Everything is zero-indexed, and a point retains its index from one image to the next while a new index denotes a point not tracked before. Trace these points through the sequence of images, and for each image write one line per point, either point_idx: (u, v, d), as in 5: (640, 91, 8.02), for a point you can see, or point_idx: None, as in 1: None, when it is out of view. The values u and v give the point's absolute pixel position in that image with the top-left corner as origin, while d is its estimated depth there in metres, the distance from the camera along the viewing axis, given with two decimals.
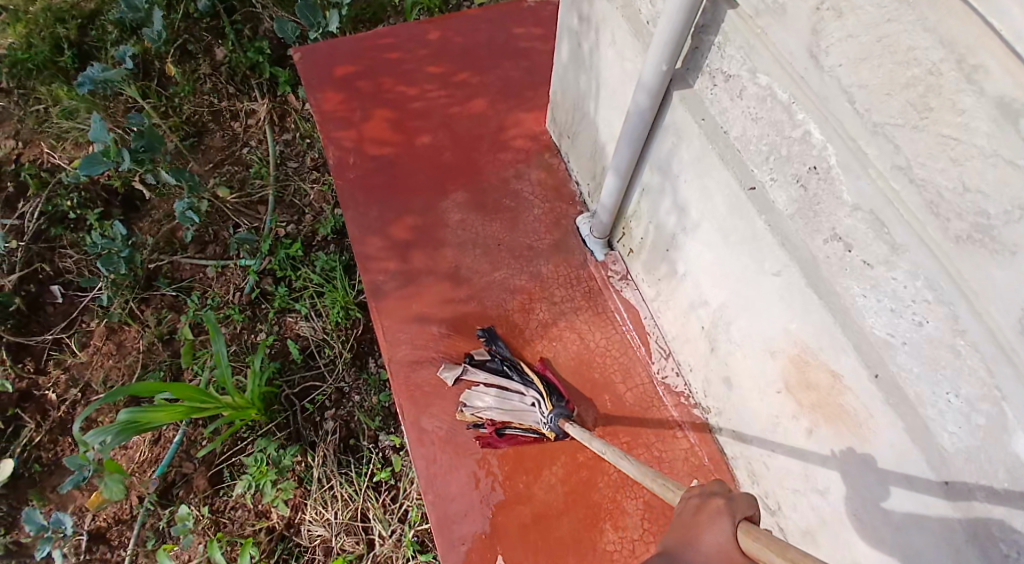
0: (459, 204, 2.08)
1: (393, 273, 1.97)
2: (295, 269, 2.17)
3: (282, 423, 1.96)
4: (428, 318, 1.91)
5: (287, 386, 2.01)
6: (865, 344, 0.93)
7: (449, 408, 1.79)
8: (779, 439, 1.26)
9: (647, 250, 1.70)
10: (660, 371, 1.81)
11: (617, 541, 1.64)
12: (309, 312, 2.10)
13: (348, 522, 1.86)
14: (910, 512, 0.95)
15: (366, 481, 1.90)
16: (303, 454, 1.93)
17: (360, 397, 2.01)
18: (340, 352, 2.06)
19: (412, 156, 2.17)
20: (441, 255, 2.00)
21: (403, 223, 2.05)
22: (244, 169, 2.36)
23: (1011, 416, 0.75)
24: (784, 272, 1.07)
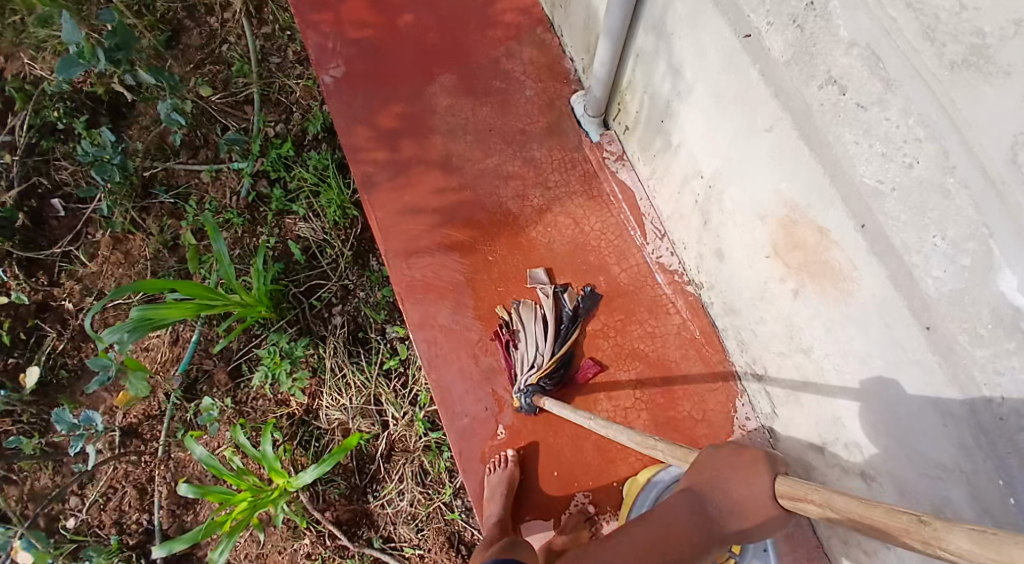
0: (447, 89, 1.94)
1: (383, 164, 1.88)
2: (288, 169, 2.05)
3: (292, 319, 1.94)
4: (420, 209, 1.85)
5: (295, 285, 1.96)
6: (853, 195, 0.88)
7: (448, 296, 1.77)
8: (767, 300, 1.27)
9: (643, 124, 1.59)
10: (655, 251, 1.76)
11: (610, 409, 1.67)
12: (307, 213, 2.01)
13: (362, 406, 1.90)
14: (890, 362, 0.94)
15: (377, 369, 1.92)
16: (314, 347, 1.93)
17: (365, 293, 1.97)
18: (341, 251, 1.99)
19: (396, 38, 2.00)
20: (431, 143, 1.90)
21: (391, 111, 1.93)
22: (225, 68, 2.15)
23: (998, 252, 0.72)
24: (775, 127, 1.00)
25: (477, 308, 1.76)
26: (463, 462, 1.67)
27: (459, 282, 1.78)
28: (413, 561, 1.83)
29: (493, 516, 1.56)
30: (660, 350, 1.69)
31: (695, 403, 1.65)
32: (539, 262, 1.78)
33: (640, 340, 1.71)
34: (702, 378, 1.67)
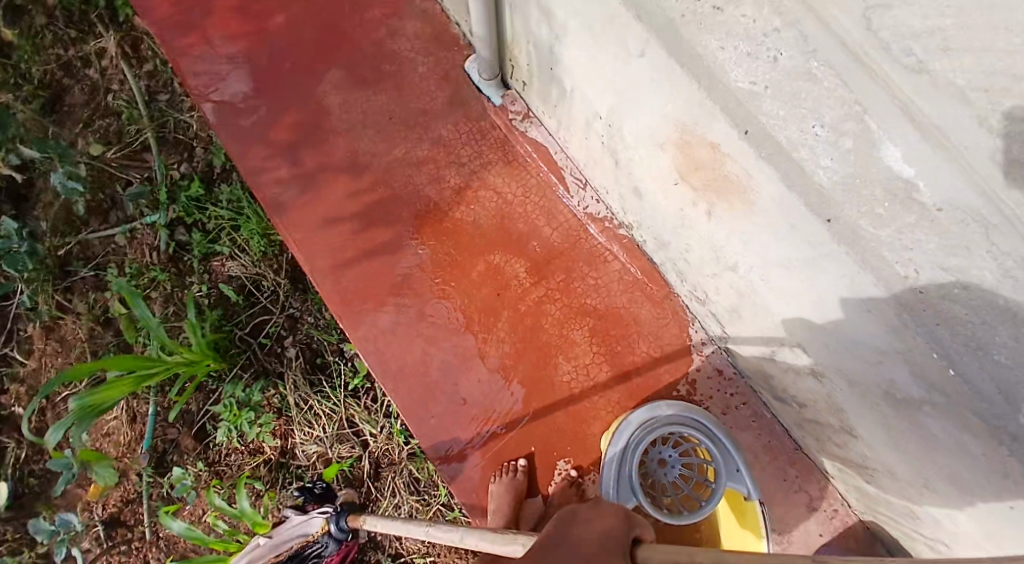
0: (335, 85, 1.75)
1: (286, 181, 1.73)
2: (203, 211, 1.88)
3: (245, 364, 1.83)
4: (336, 217, 1.72)
5: (239, 328, 1.84)
6: (732, 103, 0.83)
7: (388, 301, 1.68)
8: (689, 226, 1.23)
9: (537, 77, 1.45)
10: (581, 204, 1.64)
11: (572, 369, 1.62)
12: (232, 250, 1.85)
13: (337, 432, 1.81)
14: (806, 260, 0.91)
15: (343, 391, 1.81)
16: (273, 387, 1.82)
17: (314, 317, 1.84)
18: (276, 280, 1.84)
19: (269, 44, 1.78)
20: (331, 144, 1.74)
21: (283, 122, 1.76)
22: (115, 118, 1.94)
23: (876, 128, 0.70)
24: (647, 52, 0.94)
25: (419, 302, 1.67)
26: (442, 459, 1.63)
27: (397, 280, 1.68)
28: None
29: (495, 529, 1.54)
30: (606, 301, 1.62)
31: (650, 342, 1.61)
32: (468, 244, 1.67)
33: (587, 297, 1.63)
34: (653, 316, 1.61)
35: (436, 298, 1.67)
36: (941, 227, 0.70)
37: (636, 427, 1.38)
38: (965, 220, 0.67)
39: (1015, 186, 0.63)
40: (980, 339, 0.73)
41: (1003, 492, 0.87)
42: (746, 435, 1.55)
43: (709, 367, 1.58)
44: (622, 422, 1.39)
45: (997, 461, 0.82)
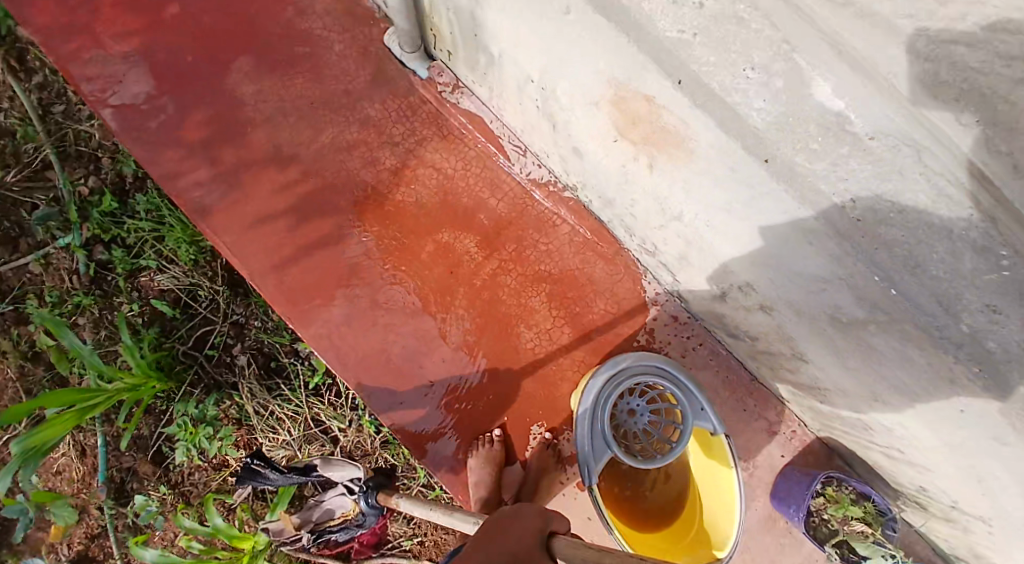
0: (247, 74, 1.67)
1: (207, 183, 1.63)
2: (120, 224, 1.79)
3: (194, 380, 1.77)
4: (268, 214, 1.63)
5: (181, 342, 1.77)
6: (663, 54, 0.84)
7: (337, 293, 1.61)
8: (631, 181, 1.25)
9: (462, 45, 1.43)
10: (522, 170, 1.64)
11: (535, 336, 1.63)
12: (160, 262, 1.77)
13: (303, 433, 1.78)
14: (745, 200, 0.94)
15: (303, 391, 1.76)
16: (228, 399, 1.77)
17: (261, 320, 1.77)
18: (214, 288, 1.77)
19: (168, 38, 1.68)
20: (252, 138, 1.65)
21: (195, 120, 1.65)
22: (10, 138, 1.82)
23: (803, 63, 0.72)
24: (572, 9, 0.92)
25: (370, 289, 1.62)
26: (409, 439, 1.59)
27: (343, 272, 1.62)
28: (415, 550, 1.82)
29: (482, 500, 1.55)
30: (560, 264, 1.63)
31: (607, 299, 1.62)
32: (413, 225, 1.63)
33: (541, 264, 1.63)
34: (606, 274, 1.63)
35: (388, 284, 1.62)
36: (876, 157, 0.73)
37: (603, 385, 1.39)
38: (899, 145, 0.72)
39: (942, 107, 0.71)
40: (916, 258, 0.77)
41: (949, 395, 0.93)
42: (705, 373, 1.62)
43: (664, 314, 1.62)
44: (589, 381, 1.40)
45: (943, 369, 0.88)
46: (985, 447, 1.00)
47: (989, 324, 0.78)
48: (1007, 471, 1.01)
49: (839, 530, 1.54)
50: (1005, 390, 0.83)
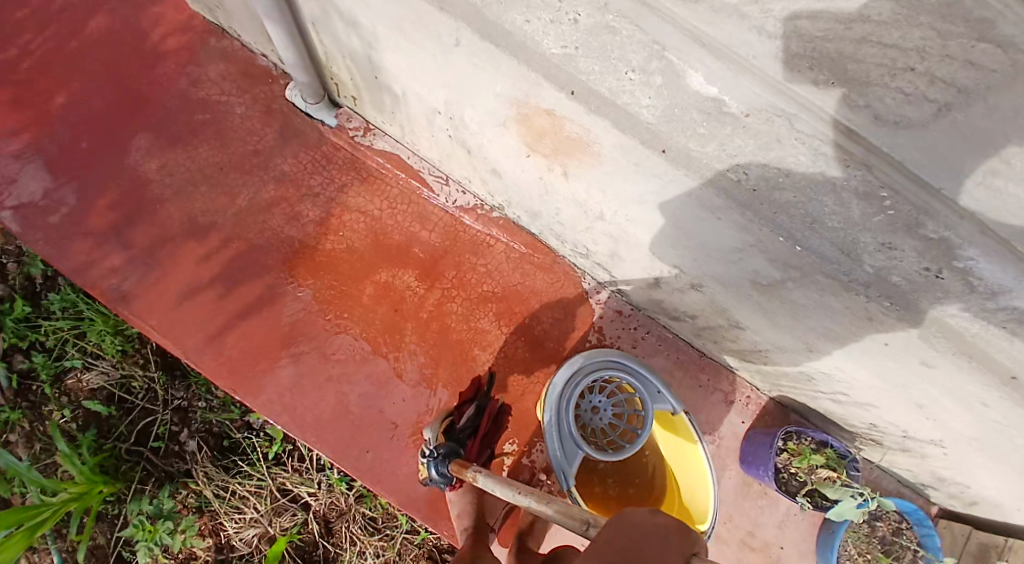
0: (148, 150, 1.67)
1: (124, 267, 1.60)
2: (37, 329, 1.73)
3: (144, 476, 1.70)
4: (194, 287, 1.60)
5: (122, 441, 1.71)
6: (551, 69, 0.91)
7: (281, 355, 1.58)
8: (550, 190, 1.31)
9: (365, 89, 1.48)
10: (448, 199, 1.67)
11: (490, 357, 1.63)
12: (85, 360, 1.72)
13: (272, 506, 1.74)
14: (649, 189, 1.01)
15: (264, 463, 1.74)
16: (185, 487, 1.71)
17: (205, 401, 1.74)
18: (149, 376, 1.73)
19: (60, 128, 1.66)
20: (164, 213, 1.64)
21: (101, 205, 1.63)
22: None
23: (676, 60, 0.77)
24: (461, 40, 0.99)
25: (314, 344, 1.59)
26: (387, 487, 1.56)
27: (285, 334, 1.59)
28: None
29: (467, 529, 1.48)
30: (502, 282, 1.66)
31: (553, 306, 1.66)
32: (349, 271, 1.63)
33: (483, 284, 1.65)
34: (546, 284, 1.66)
35: (334, 335, 1.60)
36: (755, 131, 0.77)
37: (564, 385, 1.42)
38: (773, 118, 0.75)
39: (800, 78, 0.73)
40: (812, 213, 0.83)
41: (870, 332, 1.01)
42: (658, 359, 1.68)
43: (609, 311, 1.67)
44: (549, 389, 1.42)
45: (860, 309, 0.96)
46: (915, 373, 1.08)
47: (889, 261, 0.84)
48: (938, 388, 1.11)
49: (807, 480, 1.63)
50: (917, 317, 0.91)
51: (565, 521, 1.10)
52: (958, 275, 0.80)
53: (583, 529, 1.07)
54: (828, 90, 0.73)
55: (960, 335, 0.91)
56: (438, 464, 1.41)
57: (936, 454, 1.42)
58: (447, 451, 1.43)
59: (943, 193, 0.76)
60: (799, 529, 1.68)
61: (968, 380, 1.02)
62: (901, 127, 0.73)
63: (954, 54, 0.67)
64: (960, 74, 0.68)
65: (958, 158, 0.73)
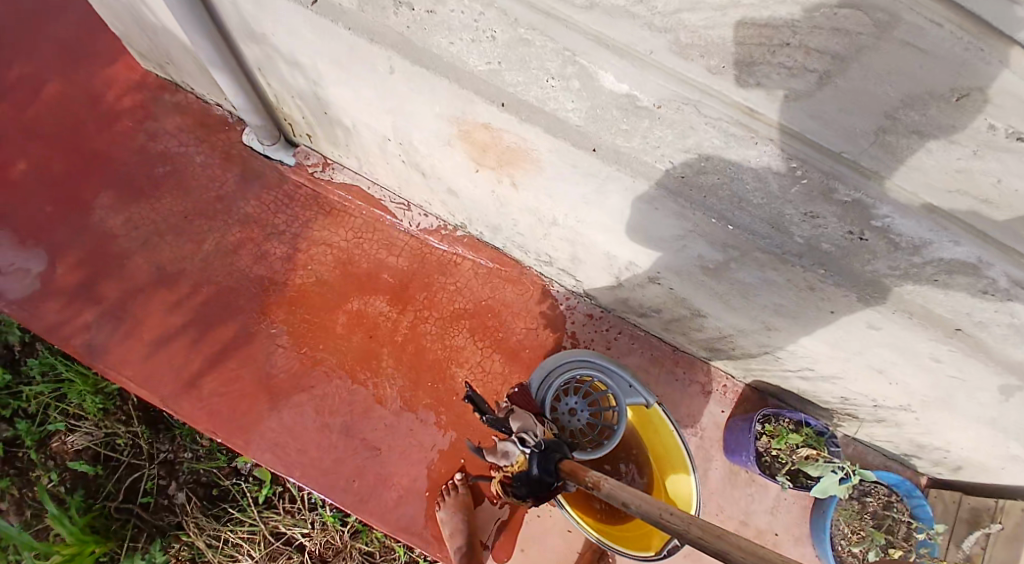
0: (111, 207, 1.70)
1: (97, 322, 1.62)
2: (17, 395, 1.74)
3: (135, 533, 1.69)
4: (167, 335, 1.62)
5: (111, 499, 1.70)
6: (481, 85, 0.96)
7: (257, 393, 1.59)
8: (504, 203, 1.34)
9: (316, 125, 1.53)
10: (411, 223, 1.71)
11: (469, 374, 1.63)
12: (69, 422, 1.73)
13: (266, 551, 1.71)
14: (589, 188, 1.06)
15: (254, 507, 1.73)
16: (177, 540, 1.71)
17: (191, 451, 1.75)
18: (132, 431, 1.74)
19: (23, 195, 1.69)
20: (132, 266, 1.66)
21: (68, 264, 1.65)
22: None
23: (587, 62, 0.81)
24: (395, 67, 1.04)
25: (289, 379, 1.60)
26: (377, 516, 1.55)
27: (261, 374, 1.61)
28: None
29: (460, 549, 1.48)
30: (473, 298, 1.67)
31: (526, 317, 1.66)
32: (320, 303, 1.65)
33: (454, 302, 1.66)
34: (517, 295, 1.68)
35: (308, 367, 1.61)
36: (670, 121, 0.82)
37: (537, 390, 1.46)
38: (682, 106, 0.79)
39: (693, 64, 0.75)
40: (737, 192, 0.88)
41: (815, 301, 1.05)
42: (632, 358, 1.68)
43: (579, 315, 1.68)
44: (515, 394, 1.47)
45: (801, 280, 1.00)
46: (866, 337, 1.12)
47: (816, 229, 0.88)
48: (893, 351, 1.13)
49: (790, 462, 1.64)
50: (854, 280, 0.94)
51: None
52: (879, 235, 0.83)
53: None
54: (722, 74, 0.75)
55: (897, 294, 0.95)
56: (541, 457, 1.25)
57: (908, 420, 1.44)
58: (552, 444, 1.28)
59: (842, 156, 0.77)
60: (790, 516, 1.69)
61: (917, 338, 1.05)
62: (791, 98, 0.73)
63: (821, 24, 0.65)
64: (832, 42, 0.66)
65: (848, 123, 0.72)
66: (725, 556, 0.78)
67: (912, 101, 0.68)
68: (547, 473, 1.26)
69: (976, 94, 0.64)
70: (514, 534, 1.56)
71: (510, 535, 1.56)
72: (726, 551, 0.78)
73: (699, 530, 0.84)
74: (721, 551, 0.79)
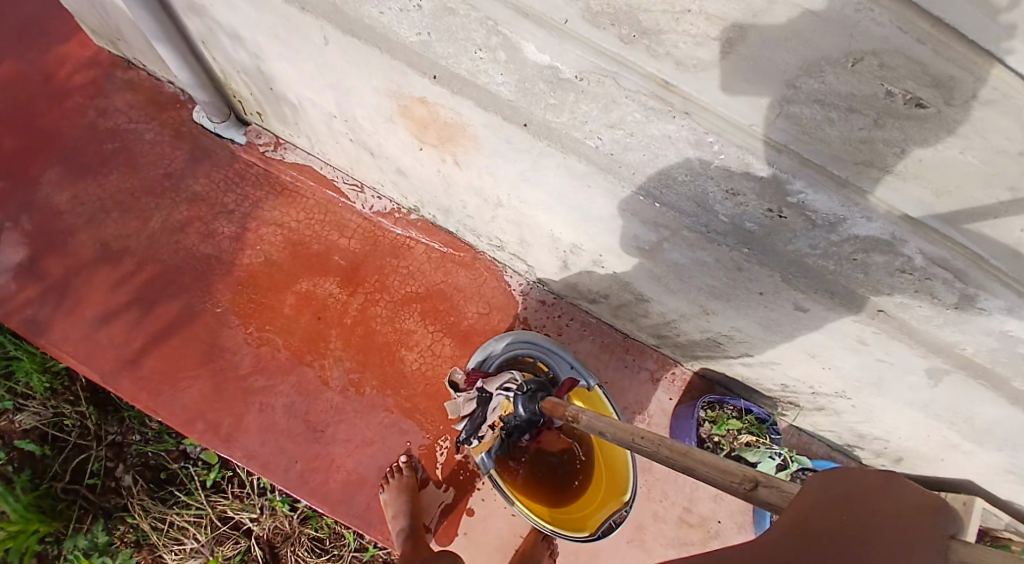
0: (57, 182, 1.67)
1: (39, 297, 1.60)
2: None
3: (80, 514, 1.67)
4: (112, 312, 1.61)
5: (57, 480, 1.68)
6: (413, 57, 0.96)
7: (202, 373, 1.58)
8: (449, 182, 1.35)
9: (266, 102, 1.52)
10: (364, 205, 1.69)
11: (418, 356, 1.63)
12: (15, 401, 1.69)
13: (212, 534, 1.70)
14: (523, 165, 1.07)
15: (202, 491, 1.71)
16: (123, 522, 1.69)
17: (140, 434, 1.72)
18: (79, 411, 1.71)
19: None
20: (77, 243, 1.64)
21: (11, 239, 1.63)
22: None
23: (510, 33, 0.82)
24: (329, 38, 1.04)
25: (236, 358, 1.60)
26: (316, 496, 1.55)
27: (207, 352, 1.60)
28: None
29: (402, 531, 1.48)
30: (425, 282, 1.66)
31: (477, 301, 1.66)
32: (269, 282, 1.64)
33: (406, 285, 1.66)
34: (470, 279, 1.67)
35: (256, 346, 1.61)
36: (593, 94, 0.83)
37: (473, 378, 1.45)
38: (602, 79, 0.81)
39: (607, 34, 0.77)
40: (663, 169, 0.89)
41: (746, 283, 1.06)
42: (582, 344, 1.68)
43: (532, 301, 1.67)
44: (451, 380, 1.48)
45: (729, 260, 1.01)
46: (797, 320, 1.12)
47: (737, 207, 0.88)
48: (822, 333, 1.13)
49: (731, 448, 1.65)
50: (777, 259, 0.95)
51: (721, 480, 0.71)
52: (797, 212, 0.84)
53: (748, 491, 0.66)
54: (634, 44, 0.76)
55: (820, 275, 0.95)
56: (525, 398, 1.31)
57: (845, 407, 1.44)
58: (534, 387, 1.34)
59: (753, 129, 0.78)
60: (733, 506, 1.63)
61: (844, 322, 1.04)
62: (700, 69, 0.75)
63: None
64: (729, 8, 0.67)
65: (755, 92, 0.74)
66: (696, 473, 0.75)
67: (810, 68, 0.69)
68: (532, 412, 1.31)
69: (870, 57, 0.65)
70: (458, 519, 1.56)
71: (454, 520, 1.56)
72: (696, 469, 0.75)
73: (665, 449, 0.81)
74: (691, 467, 0.76)
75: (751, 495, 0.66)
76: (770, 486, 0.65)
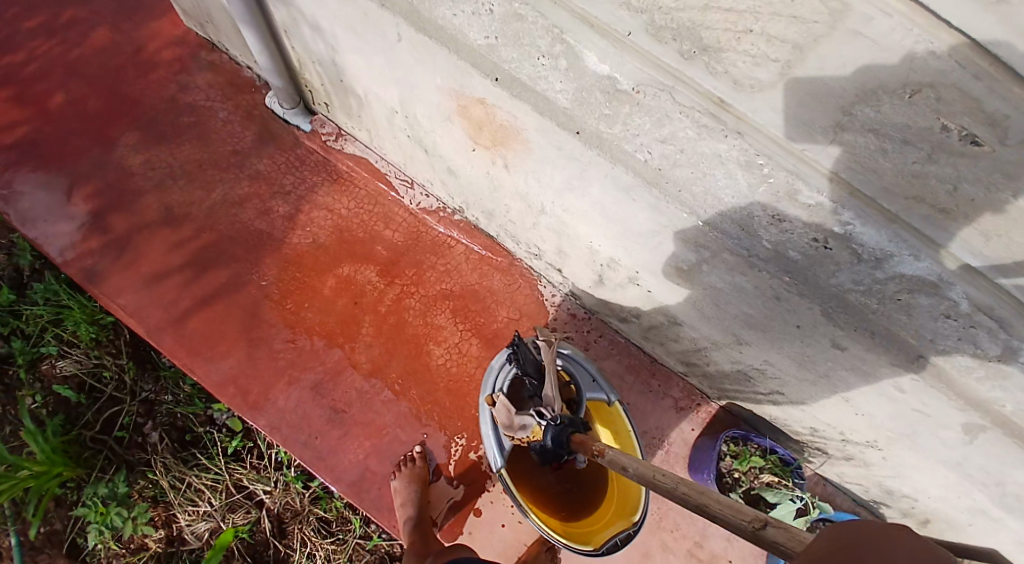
0: (131, 146, 1.76)
1: (100, 250, 1.68)
2: (18, 316, 1.79)
3: (104, 464, 1.73)
4: (163, 273, 1.67)
5: (88, 428, 1.74)
6: (479, 59, 1.00)
7: (238, 343, 1.63)
8: (500, 188, 1.37)
9: (334, 94, 1.57)
10: (412, 201, 1.73)
11: (446, 353, 1.65)
12: (61, 348, 1.77)
13: (227, 501, 1.74)
14: (573, 173, 1.08)
15: (223, 458, 1.76)
16: (144, 477, 1.74)
17: (172, 395, 1.78)
18: (119, 366, 1.78)
19: (54, 124, 1.78)
20: (141, 204, 1.72)
21: (81, 193, 1.72)
22: None
23: (574, 42, 0.85)
24: (402, 34, 1.07)
25: (272, 334, 1.64)
26: (330, 474, 1.58)
27: (246, 323, 1.65)
28: None
29: (410, 518, 1.49)
30: (461, 282, 1.68)
31: (509, 307, 1.67)
32: (312, 264, 1.69)
33: (442, 282, 1.68)
34: (505, 284, 1.69)
35: (292, 324, 1.65)
36: (648, 107, 0.85)
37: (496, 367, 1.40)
38: (658, 93, 0.83)
39: (666, 48, 0.79)
40: (710, 188, 0.89)
41: (783, 314, 1.04)
42: (610, 362, 1.67)
43: (563, 313, 1.68)
44: (487, 368, 1.40)
45: (768, 288, 0.99)
46: (832, 359, 1.08)
47: (781, 234, 0.88)
48: (858, 376, 1.08)
49: (750, 486, 1.61)
50: (818, 292, 0.93)
51: (729, 514, 0.71)
52: (843, 244, 0.83)
53: (755, 530, 0.66)
54: (693, 60, 0.78)
55: (861, 312, 0.92)
56: (555, 431, 1.31)
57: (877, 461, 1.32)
58: (566, 422, 1.31)
59: (805, 153, 0.79)
60: (745, 547, 1.60)
61: (880, 364, 1.00)
62: (756, 89, 0.77)
63: (780, 11, 0.68)
64: (791, 31, 0.69)
65: (809, 117, 0.75)
66: (705, 510, 0.75)
67: (866, 96, 0.70)
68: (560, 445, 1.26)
69: (927, 90, 0.66)
70: (466, 516, 1.57)
71: (461, 517, 1.57)
72: (707, 505, 0.75)
73: (683, 486, 0.82)
74: (702, 504, 0.76)
75: (753, 528, 0.66)
76: (778, 526, 0.64)
